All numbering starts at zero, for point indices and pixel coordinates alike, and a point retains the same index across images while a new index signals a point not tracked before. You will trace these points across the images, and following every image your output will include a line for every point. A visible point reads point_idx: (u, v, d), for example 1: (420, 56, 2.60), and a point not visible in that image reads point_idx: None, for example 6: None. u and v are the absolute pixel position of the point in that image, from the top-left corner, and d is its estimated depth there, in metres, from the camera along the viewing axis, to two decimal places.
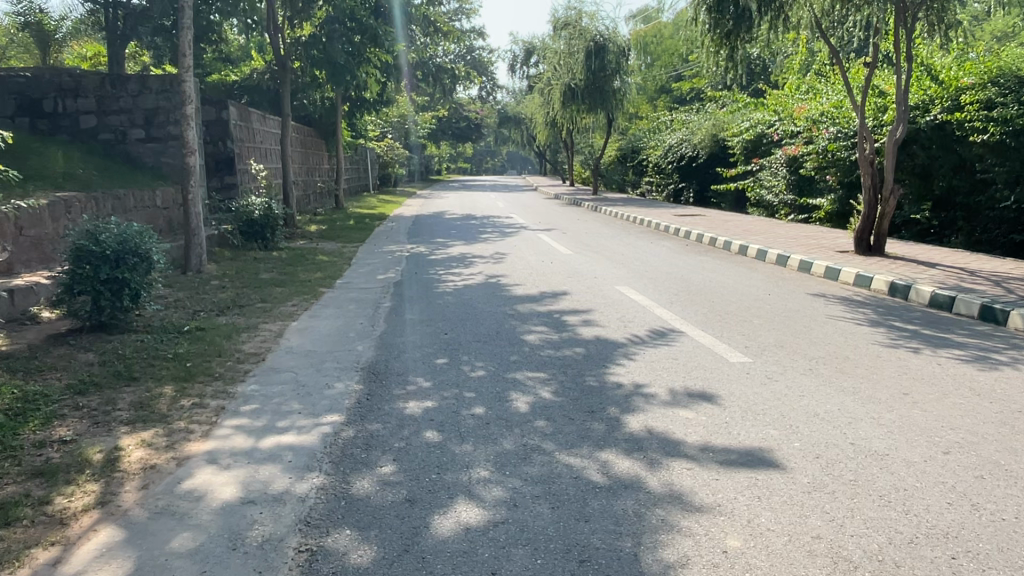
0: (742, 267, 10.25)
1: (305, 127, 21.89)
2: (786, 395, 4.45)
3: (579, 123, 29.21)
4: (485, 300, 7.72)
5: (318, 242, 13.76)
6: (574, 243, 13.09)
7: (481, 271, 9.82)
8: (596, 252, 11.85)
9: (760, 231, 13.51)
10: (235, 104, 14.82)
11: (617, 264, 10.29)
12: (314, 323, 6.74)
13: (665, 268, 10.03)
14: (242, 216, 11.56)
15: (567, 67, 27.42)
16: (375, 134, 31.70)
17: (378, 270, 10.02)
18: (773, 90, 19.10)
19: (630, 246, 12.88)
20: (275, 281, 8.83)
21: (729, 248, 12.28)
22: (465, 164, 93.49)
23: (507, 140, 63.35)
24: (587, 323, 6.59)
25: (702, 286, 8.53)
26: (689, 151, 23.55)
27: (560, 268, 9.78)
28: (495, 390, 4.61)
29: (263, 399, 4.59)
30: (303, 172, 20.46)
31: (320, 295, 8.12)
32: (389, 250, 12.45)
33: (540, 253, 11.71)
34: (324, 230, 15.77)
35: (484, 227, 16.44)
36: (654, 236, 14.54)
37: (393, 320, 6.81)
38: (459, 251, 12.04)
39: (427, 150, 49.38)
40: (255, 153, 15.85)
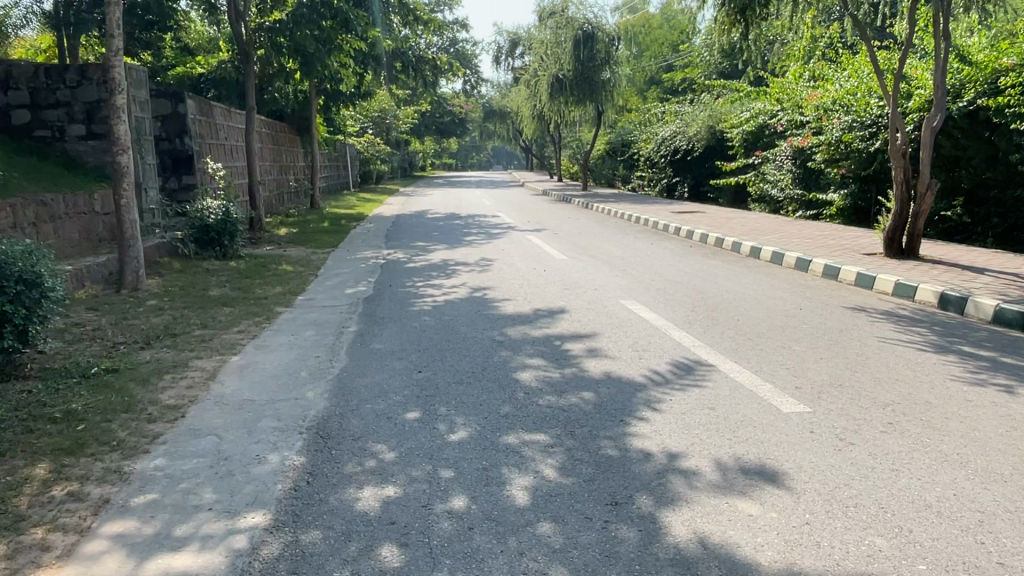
0: (759, 274, 9.12)
1: (278, 122, 20.60)
2: (874, 469, 3.30)
3: (567, 116, 28.05)
4: (468, 322, 6.51)
5: (287, 248, 12.55)
6: (568, 246, 11.93)
7: (464, 282, 8.62)
8: (592, 256, 10.69)
9: (769, 230, 12.40)
10: (194, 97, 13.52)
11: (618, 272, 9.12)
12: (259, 356, 5.53)
13: (673, 276, 8.88)
14: (195, 221, 10.29)
15: (554, 58, 26.23)
16: (354, 129, 30.36)
17: (346, 283, 8.81)
18: (775, 78, 18.00)
19: (629, 249, 11.73)
20: (224, 299, 7.61)
21: (737, 250, 11.15)
22: (451, 159, 92.18)
23: (493, 135, 62.17)
24: (592, 353, 5.41)
25: (719, 299, 7.40)
26: (683, 144, 22.46)
27: (555, 278, 8.61)
28: (481, 467, 3.42)
29: (166, 485, 3.38)
30: (274, 171, 19.14)
31: (275, 316, 6.91)
32: (362, 257, 11.23)
33: (531, 258, 10.53)
34: (295, 233, 14.54)
35: (469, 228, 15.23)
36: (653, 236, 13.42)
37: (357, 352, 5.61)
38: (439, 257, 10.83)
39: (410, 145, 48.04)
40: (218, 151, 14.57)
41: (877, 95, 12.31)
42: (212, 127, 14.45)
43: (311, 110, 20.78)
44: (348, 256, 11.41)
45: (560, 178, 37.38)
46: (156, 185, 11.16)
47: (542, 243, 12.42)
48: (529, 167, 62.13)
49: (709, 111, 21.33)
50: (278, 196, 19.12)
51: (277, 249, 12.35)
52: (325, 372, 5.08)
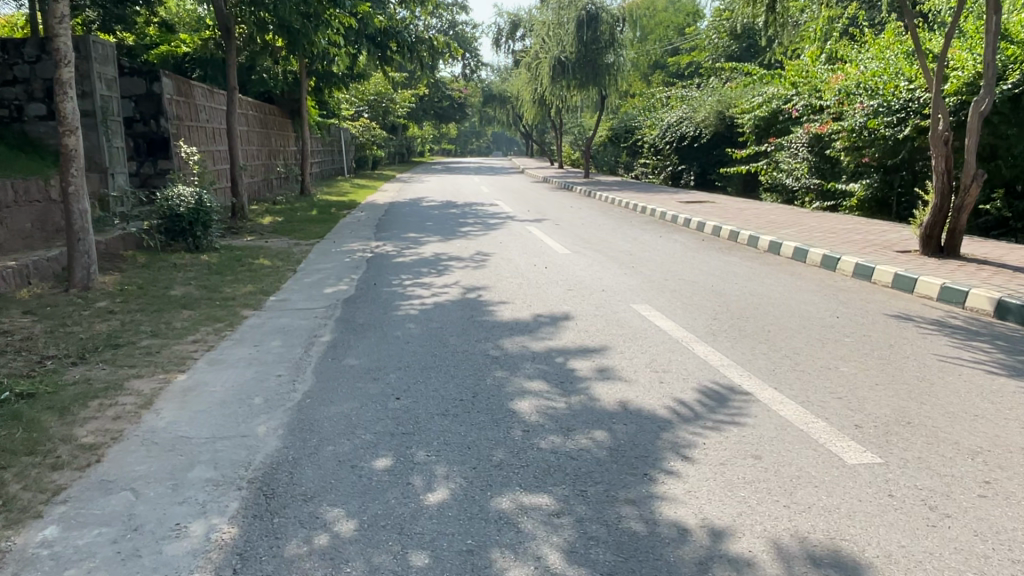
0: (782, 273, 8.28)
1: (267, 104, 19.71)
2: (989, 561, 2.47)
3: (570, 100, 27.10)
4: (458, 330, 5.68)
5: (269, 238, 11.72)
6: (570, 238, 11.09)
7: (456, 280, 7.78)
8: (597, 251, 9.85)
9: (787, 223, 11.55)
10: (172, 74, 12.64)
11: (626, 270, 8.28)
12: (210, 375, 4.68)
13: (686, 274, 8.08)
14: (165, 211, 9.45)
15: (556, 39, 25.26)
16: (348, 113, 29.40)
17: (324, 280, 7.97)
18: (789, 62, 17.10)
19: (636, 242, 10.90)
20: (186, 299, 6.77)
21: (754, 245, 10.31)
22: (450, 144, 91.12)
23: (493, 121, 61.09)
24: (603, 375, 4.57)
25: (743, 304, 6.57)
26: (689, 129, 21.56)
27: (557, 277, 7.78)
28: (466, 550, 2.60)
29: (48, 572, 2.56)
30: (261, 155, 18.24)
31: (239, 321, 6.06)
32: (347, 249, 10.38)
33: (530, 252, 9.70)
34: (280, 222, 13.70)
35: (464, 218, 14.38)
36: (661, 229, 12.57)
37: (327, 370, 4.77)
38: (429, 250, 10.00)
39: (408, 130, 47.05)
40: (198, 134, 13.69)
41: (906, 78, 11.41)
42: (192, 107, 13.56)
43: (301, 91, 19.85)
44: (332, 248, 10.59)
45: (560, 164, 36.41)
46: (124, 170, 10.31)
47: (542, 235, 11.59)
48: (529, 153, 61.11)
49: (718, 95, 20.41)
50: (264, 184, 18.24)
51: (257, 240, 11.49)
52: (285, 397, 4.24)
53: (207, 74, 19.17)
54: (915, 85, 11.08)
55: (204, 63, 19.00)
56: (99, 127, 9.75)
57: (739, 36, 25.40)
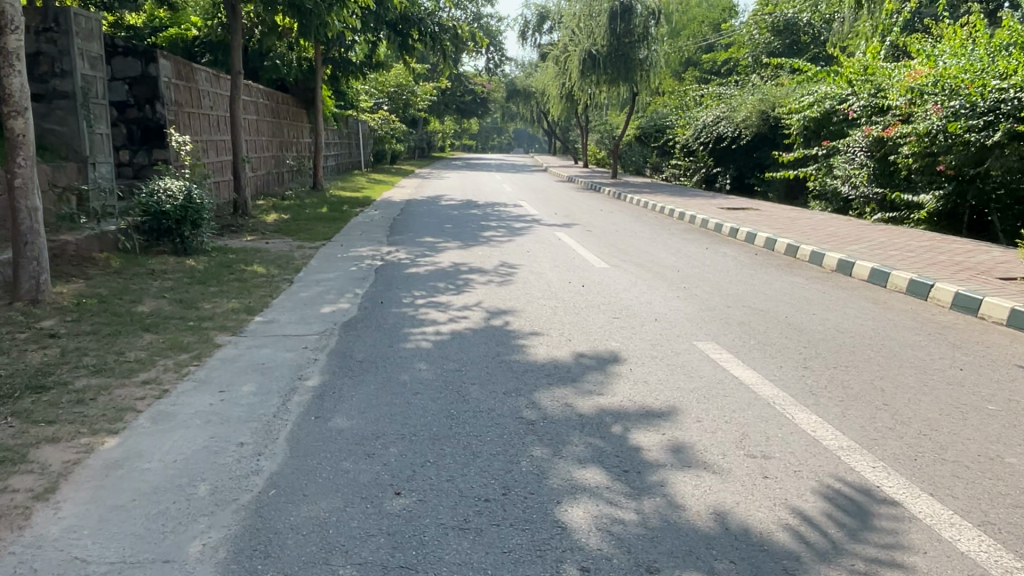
0: (863, 300, 7.00)
1: (280, 93, 18.63)
2: None
3: (599, 96, 25.79)
4: (481, 375, 4.46)
5: (270, 239, 10.59)
6: (606, 249, 9.85)
7: (478, 300, 6.57)
8: (638, 266, 8.62)
9: (849, 237, 10.25)
10: (171, 55, 11.53)
11: (677, 292, 7.04)
12: (150, 442, 3.50)
13: (749, 300, 6.82)
14: (149, 207, 8.34)
15: (587, 31, 24.00)
16: (367, 104, 28.28)
17: (323, 295, 6.79)
18: (844, 59, 15.73)
19: (678, 254, 9.67)
20: (153, 319, 5.62)
21: (818, 263, 9.01)
22: (471, 140, 89.90)
23: (516, 117, 59.80)
24: (681, 460, 3.33)
25: (831, 345, 5.31)
26: (726, 129, 20.24)
27: (599, 300, 6.55)
28: None
29: None
30: (271, 146, 17.16)
31: (209, 352, 4.90)
32: (355, 255, 9.22)
33: (563, 264, 8.47)
34: (285, 219, 12.59)
35: (487, 220, 13.18)
36: (704, 239, 11.30)
37: (305, 435, 3.57)
38: (448, 260, 8.81)
39: (429, 125, 45.86)
40: (200, 122, 12.59)
41: (998, 76, 10.19)
42: (194, 93, 12.47)
43: (317, 80, 18.74)
44: (340, 253, 9.44)
45: (586, 163, 35.09)
46: (109, 160, 9.25)
47: (573, 243, 10.37)
48: (551, 150, 59.77)
49: (761, 94, 19.09)
50: (273, 177, 17.18)
51: (257, 241, 10.37)
52: (241, 485, 3.05)
53: (218, 60, 18.12)
54: (1008, 85, 9.88)
55: (214, 47, 17.95)
56: (80, 111, 8.66)
57: (781, 32, 23.98)
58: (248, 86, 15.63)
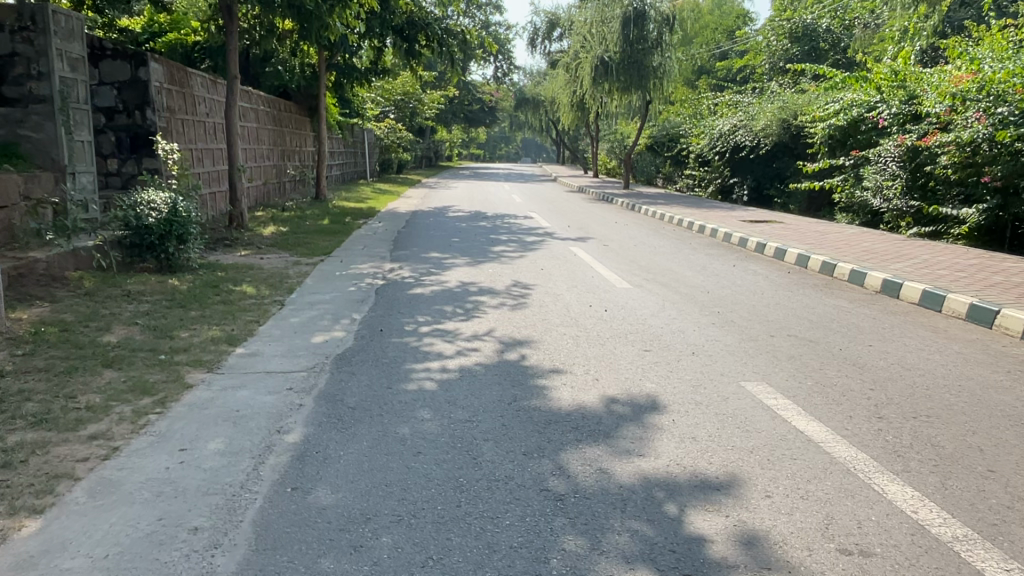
0: (921, 329, 6.24)
1: (282, 100, 18.02)
2: None
3: (611, 105, 25.12)
4: (495, 429, 3.72)
5: (265, 254, 9.91)
6: (626, 266, 9.12)
7: (490, 328, 5.85)
8: (663, 286, 7.89)
9: (889, 254, 9.49)
10: (163, 59, 10.90)
11: (713, 318, 6.31)
12: (80, 526, 2.76)
13: (793, 328, 6.08)
14: (130, 220, 7.64)
15: (599, 38, 23.36)
16: (373, 113, 27.67)
17: (316, 321, 6.08)
18: (871, 65, 15.00)
19: (705, 273, 8.94)
20: (119, 352, 4.91)
21: (860, 283, 8.26)
22: (478, 149, 89.38)
23: (524, 126, 59.20)
24: (756, 559, 2.58)
25: (901, 387, 4.57)
26: (743, 138, 19.53)
27: (625, 328, 5.81)
28: None
29: None
30: (272, 155, 16.54)
31: (176, 396, 4.17)
32: (355, 273, 8.52)
33: (581, 284, 7.75)
34: (284, 232, 11.92)
35: (497, 234, 12.46)
36: (729, 255, 10.56)
37: (275, 518, 2.83)
38: (455, 278, 8.10)
39: (436, 134, 45.23)
40: (194, 129, 11.94)
41: None
42: (188, 100, 11.85)
43: (321, 87, 18.11)
44: (339, 269, 8.74)
45: (595, 172, 34.39)
46: (91, 169, 8.58)
47: (590, 259, 9.65)
48: (559, 160, 59.13)
49: (781, 102, 18.36)
50: (274, 186, 16.58)
51: (250, 257, 9.69)
52: None
53: (218, 65, 17.57)
54: None
55: (215, 52, 17.36)
56: (58, 116, 7.99)
57: (799, 38, 23.26)
58: (248, 93, 15.03)
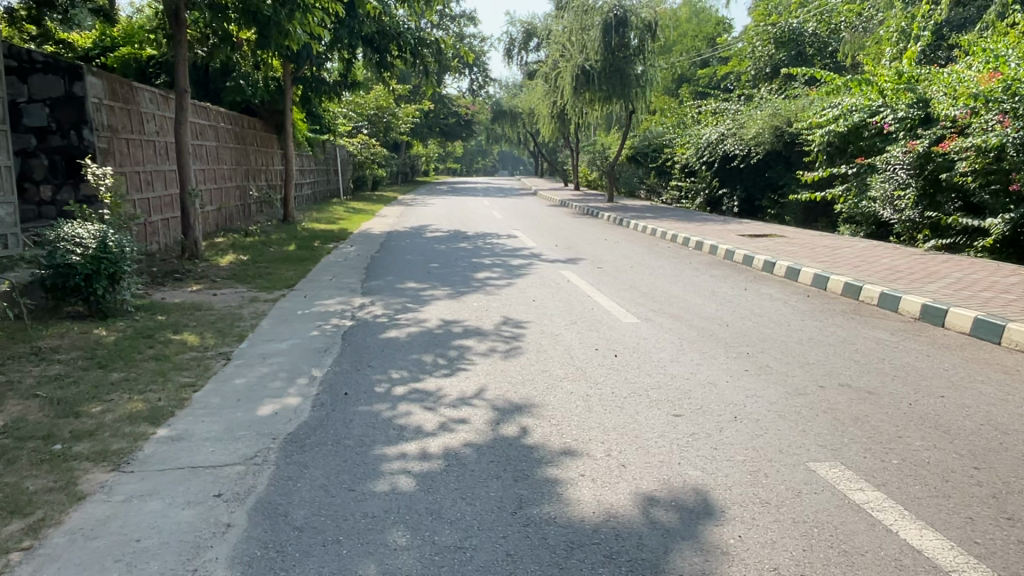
0: (989, 369, 5.29)
1: (246, 116, 16.91)
2: None
3: (592, 114, 24.22)
4: (498, 564, 2.65)
5: (220, 289, 8.80)
6: (627, 294, 8.12)
7: (480, 386, 4.79)
8: (674, 318, 6.91)
9: (915, 272, 8.59)
10: (103, 73, 9.82)
11: (742, 363, 5.33)
12: None
13: (839, 373, 5.11)
14: (50, 260, 6.48)
15: (579, 46, 22.50)
16: (345, 128, 26.57)
17: (266, 382, 4.98)
18: (870, 67, 14.21)
19: (715, 299, 7.98)
20: (1, 443, 3.78)
21: (894, 308, 7.32)
22: (454, 163, 88.38)
23: (501, 139, 58.32)
24: None
25: (1010, 463, 3.58)
26: (732, 147, 18.74)
27: (644, 382, 4.80)
28: None
29: None
30: (235, 175, 15.45)
31: (57, 517, 3.05)
32: (320, 311, 7.43)
33: (581, 319, 6.73)
34: (244, 261, 10.81)
35: (479, 257, 11.44)
36: (736, 277, 9.62)
37: None
38: (435, 315, 7.05)
39: (411, 149, 44.11)
40: (142, 149, 10.81)
41: None
42: (136, 117, 10.78)
43: (287, 102, 17.02)
44: (304, 306, 7.66)
45: (576, 185, 33.49)
46: (11, 199, 7.42)
47: (586, 286, 8.66)
48: (537, 172, 58.32)
49: (773, 108, 17.56)
50: (238, 208, 15.50)
51: (202, 293, 8.57)
52: None
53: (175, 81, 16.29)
54: None
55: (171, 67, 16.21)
56: None
57: (784, 43, 22.52)
58: (206, 109, 13.96)
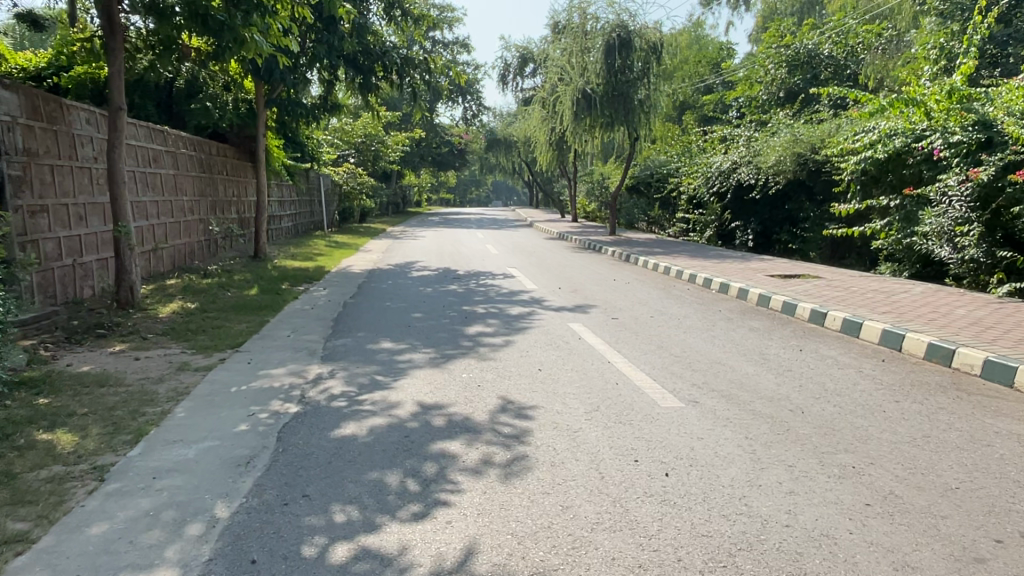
0: None
1: (215, 143, 15.32)
2: None
3: (593, 142, 22.73)
4: None
5: (146, 351, 7.06)
6: (656, 360, 6.42)
7: (469, 544, 3.05)
8: (729, 401, 5.20)
9: (1010, 329, 6.93)
10: (20, 86, 8.17)
11: (853, 490, 3.62)
12: None
13: (1009, 510, 3.40)
14: None
15: (578, 69, 21.10)
16: (329, 157, 24.98)
17: (137, 534, 3.22)
18: (910, 87, 12.71)
19: (770, 367, 6.28)
20: None
21: (1011, 382, 5.63)
22: (447, 194, 86.99)
23: (496, 169, 56.99)
24: None
25: None
26: (747, 176, 17.25)
27: (723, 538, 3.08)
28: None
29: None
30: (199, 207, 13.84)
31: None
32: (262, 386, 5.70)
33: (608, 405, 5.01)
34: (190, 310, 9.10)
35: (470, 303, 9.74)
36: (781, 332, 7.94)
37: None
38: (409, 396, 5.30)
39: (402, 178, 42.63)
40: (71, 178, 9.19)
41: None
42: (67, 140, 9.16)
43: (260, 126, 15.47)
44: (246, 379, 5.92)
45: (574, 216, 32.01)
46: None
47: (604, 348, 6.95)
48: (532, 203, 56.81)
49: (794, 134, 16.05)
50: (201, 243, 13.90)
51: (122, 358, 6.83)
52: None
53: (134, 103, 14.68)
54: None
55: None
56: None
57: (798, 65, 21.18)
58: (162, 133, 12.37)
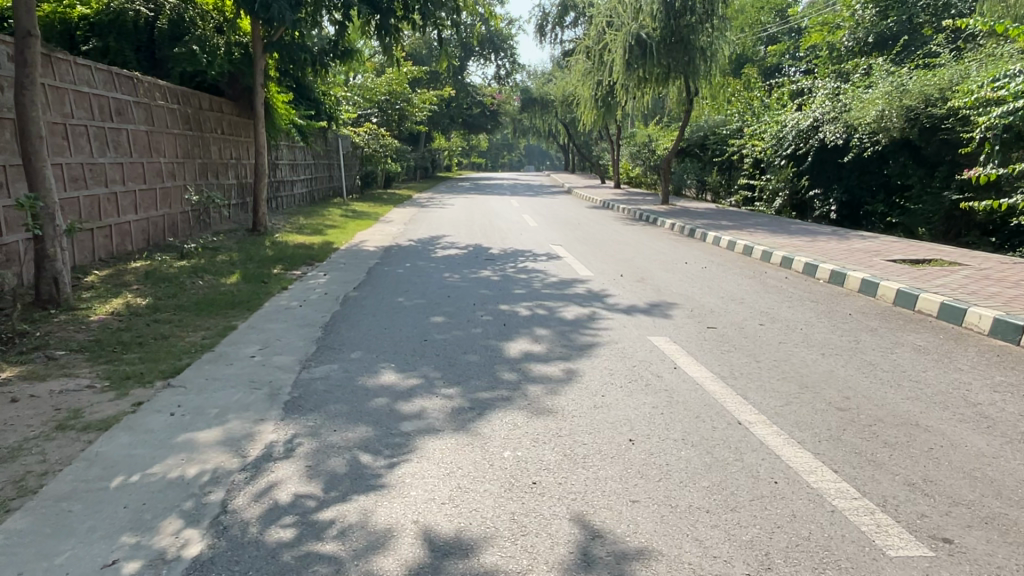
0: None
1: (207, 94, 12.98)
2: None
3: (643, 99, 19.99)
4: None
5: (34, 386, 4.75)
6: (815, 425, 3.96)
7: None
8: (1013, 545, 2.74)
9: None
10: None
11: None
12: None
13: None
14: None
15: (632, 10, 18.41)
16: (350, 115, 22.57)
17: None
18: None
19: (1010, 440, 3.80)
20: None
21: None
22: (478, 159, 84.06)
23: (530, 133, 54.05)
24: None
25: None
26: (836, 134, 14.48)
27: None
28: None
29: None
30: (182, 172, 11.56)
31: None
32: (168, 476, 3.35)
33: (790, 560, 2.60)
34: (136, 309, 6.80)
35: (508, 300, 7.32)
36: (967, 357, 5.42)
37: None
38: (410, 515, 2.93)
39: (431, 142, 39.94)
40: None
41: None
42: None
43: (257, 75, 13.11)
44: (150, 456, 3.59)
45: (617, 183, 29.31)
46: None
47: (720, 390, 4.50)
48: (568, 168, 53.87)
49: (900, 84, 13.28)
50: (185, 214, 11.69)
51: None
52: None
53: (110, 48, 12.11)
54: None
55: (105, 30, 12.11)
56: None
57: (890, 6, 18.21)
58: (132, 80, 10.04)
